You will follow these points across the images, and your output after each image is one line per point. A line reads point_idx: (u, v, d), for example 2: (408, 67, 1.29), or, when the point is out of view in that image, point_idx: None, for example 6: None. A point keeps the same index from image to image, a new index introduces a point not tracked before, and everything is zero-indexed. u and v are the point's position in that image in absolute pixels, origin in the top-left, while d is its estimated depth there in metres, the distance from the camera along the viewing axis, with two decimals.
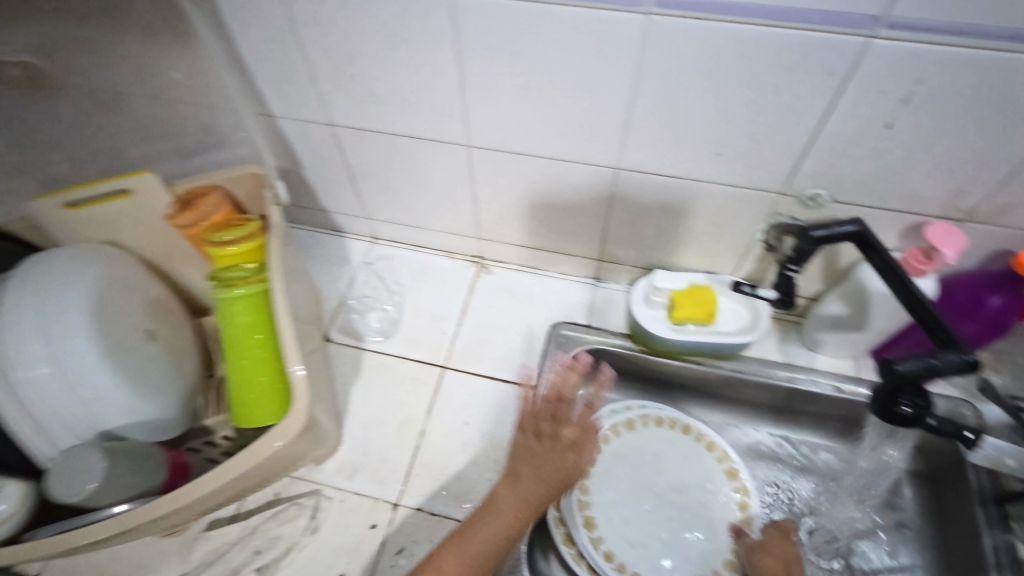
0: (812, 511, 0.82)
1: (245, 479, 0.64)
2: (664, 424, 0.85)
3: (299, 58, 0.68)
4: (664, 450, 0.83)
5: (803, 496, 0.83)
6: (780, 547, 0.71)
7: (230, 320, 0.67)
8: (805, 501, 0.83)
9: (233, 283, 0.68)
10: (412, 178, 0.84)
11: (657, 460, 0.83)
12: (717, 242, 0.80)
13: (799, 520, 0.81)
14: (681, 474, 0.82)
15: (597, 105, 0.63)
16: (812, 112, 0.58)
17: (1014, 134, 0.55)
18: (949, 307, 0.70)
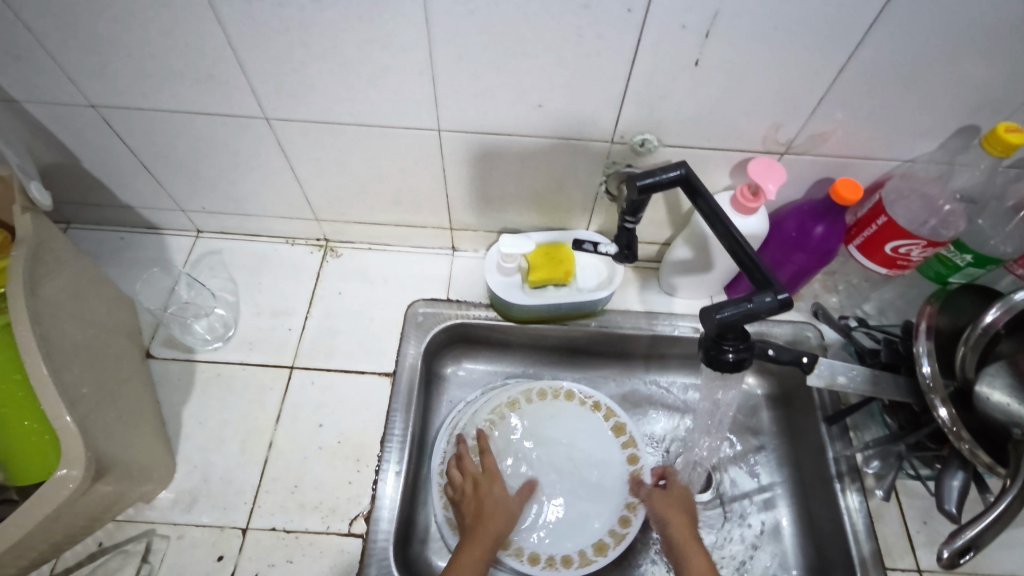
0: (682, 450, 0.83)
1: (40, 540, 0.56)
2: (547, 395, 0.82)
3: (19, 28, 0.55)
4: (552, 420, 0.81)
5: (674, 436, 0.85)
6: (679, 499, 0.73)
7: None
8: (676, 441, 0.84)
9: None
10: (218, 161, 0.73)
11: (542, 432, 0.80)
12: (563, 198, 0.75)
13: (671, 460, 0.83)
14: (569, 441, 0.80)
15: (394, 60, 0.56)
16: (621, 53, 0.54)
17: (814, 61, 0.53)
18: (782, 239, 0.71)
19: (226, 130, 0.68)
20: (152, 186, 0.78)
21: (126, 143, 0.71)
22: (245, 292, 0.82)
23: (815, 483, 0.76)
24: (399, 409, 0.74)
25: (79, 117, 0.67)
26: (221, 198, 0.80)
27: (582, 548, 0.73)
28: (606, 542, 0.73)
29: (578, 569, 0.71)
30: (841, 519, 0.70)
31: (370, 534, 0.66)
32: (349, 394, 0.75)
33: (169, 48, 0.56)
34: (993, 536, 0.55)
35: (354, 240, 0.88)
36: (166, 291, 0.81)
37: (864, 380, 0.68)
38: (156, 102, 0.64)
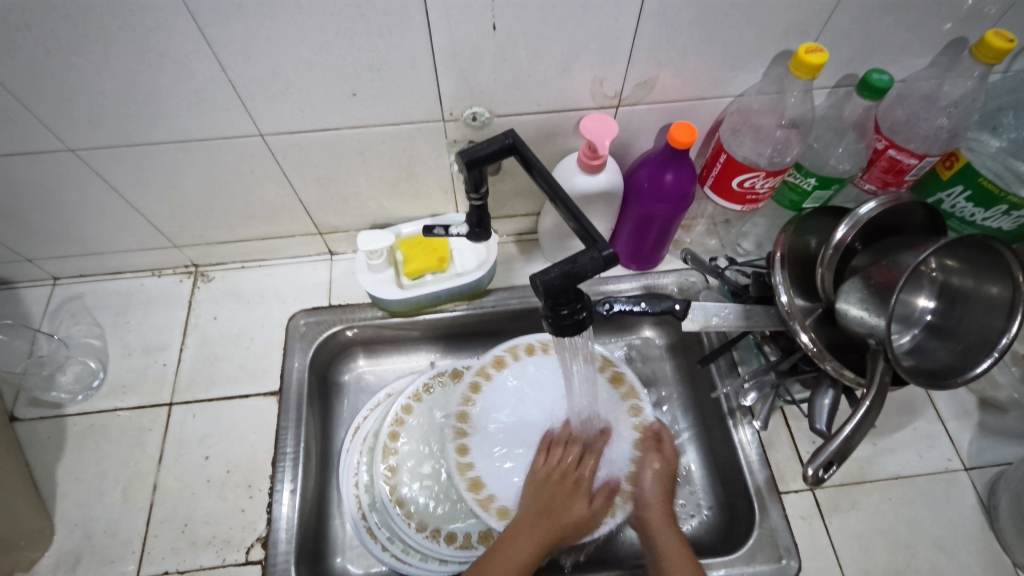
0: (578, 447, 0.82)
1: None
2: (463, 375, 0.83)
3: None
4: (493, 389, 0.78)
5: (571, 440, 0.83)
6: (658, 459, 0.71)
7: None
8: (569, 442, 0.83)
9: None
10: (44, 203, 0.69)
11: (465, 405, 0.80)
12: (420, 185, 0.74)
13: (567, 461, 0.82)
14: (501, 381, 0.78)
15: (181, 68, 0.53)
16: (413, 29, 0.52)
17: (611, 9, 0.53)
18: (637, 192, 0.71)
19: (38, 170, 0.63)
20: None
21: None
22: (111, 333, 0.78)
23: (715, 425, 0.77)
24: (290, 425, 0.72)
25: None
26: (63, 241, 0.75)
27: (591, 518, 0.70)
28: (607, 507, 0.71)
29: (587, 540, 0.68)
30: (736, 453, 0.72)
31: (269, 557, 0.64)
32: (234, 421, 0.73)
33: None
34: (851, 444, 0.56)
35: (223, 261, 0.84)
36: (22, 350, 0.76)
37: (737, 316, 0.70)
38: None
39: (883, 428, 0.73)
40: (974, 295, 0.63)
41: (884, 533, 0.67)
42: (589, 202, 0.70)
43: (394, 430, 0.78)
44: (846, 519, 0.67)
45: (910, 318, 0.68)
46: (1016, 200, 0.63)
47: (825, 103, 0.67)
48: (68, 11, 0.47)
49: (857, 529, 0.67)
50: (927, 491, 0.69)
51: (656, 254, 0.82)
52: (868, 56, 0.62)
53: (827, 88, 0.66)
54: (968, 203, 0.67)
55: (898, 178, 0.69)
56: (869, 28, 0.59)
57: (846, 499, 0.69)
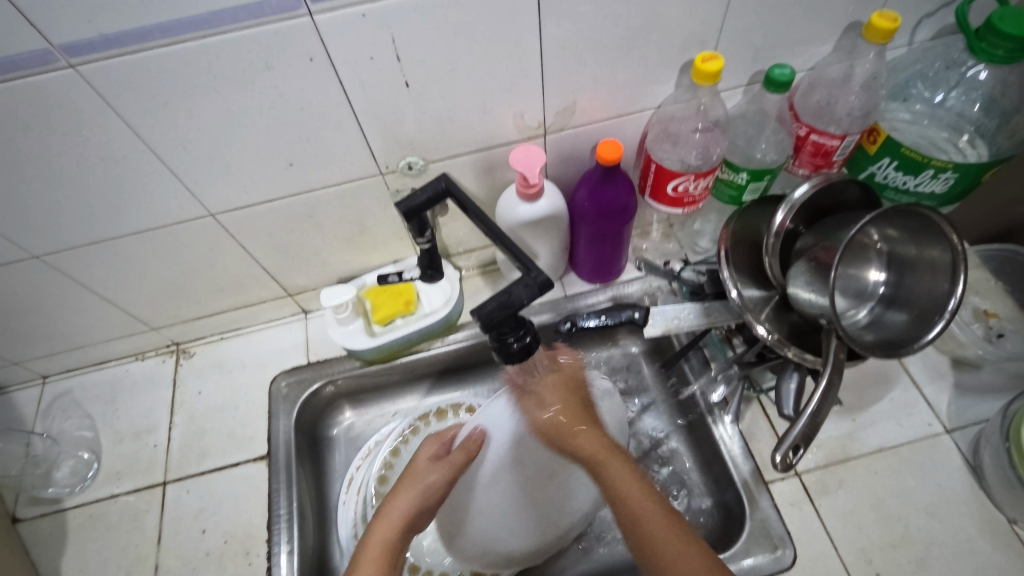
0: None
1: None
2: (447, 414, 0.84)
3: None
4: None
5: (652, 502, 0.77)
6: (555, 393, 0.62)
7: None
8: None
9: None
10: (22, 308, 0.72)
11: None
12: (376, 235, 0.77)
13: None
14: None
15: (123, 166, 0.56)
16: (333, 98, 0.55)
17: (513, 49, 0.56)
18: (582, 212, 0.74)
19: (9, 278, 0.66)
20: None
21: None
22: (102, 423, 0.81)
23: (698, 424, 0.78)
24: (281, 485, 0.73)
25: None
26: (45, 340, 0.78)
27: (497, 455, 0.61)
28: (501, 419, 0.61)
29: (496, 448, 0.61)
30: (719, 449, 0.72)
31: None
32: (226, 491, 0.74)
33: None
34: (817, 425, 0.57)
35: (202, 336, 0.87)
36: (18, 453, 0.78)
37: (697, 316, 0.71)
38: None
39: (860, 402, 0.73)
40: (919, 261, 0.65)
41: (875, 508, 0.67)
42: (535, 227, 0.72)
43: (383, 473, 0.79)
44: (835, 500, 0.68)
45: (864, 293, 0.69)
46: (940, 163, 0.64)
47: (743, 101, 0.70)
48: (7, 132, 0.50)
49: (848, 508, 0.67)
50: (911, 459, 0.69)
51: (616, 265, 0.84)
52: (771, 52, 0.65)
53: (741, 87, 0.69)
54: (897, 172, 0.69)
55: (827, 159, 0.71)
56: (766, 27, 0.62)
57: (833, 480, 0.69)
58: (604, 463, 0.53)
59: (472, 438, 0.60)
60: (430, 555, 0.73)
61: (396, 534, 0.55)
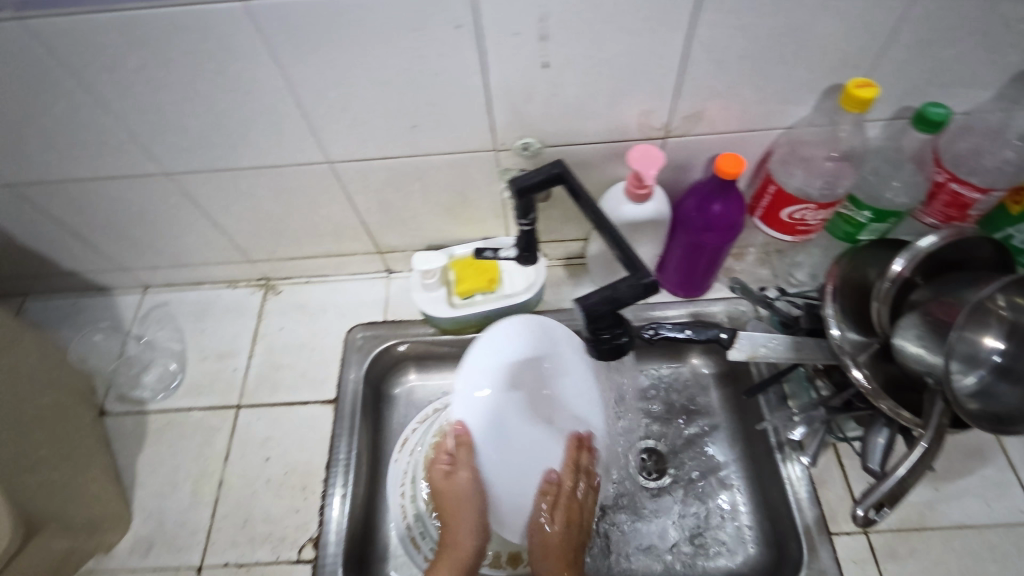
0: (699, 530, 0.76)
1: None
2: None
3: None
4: None
5: (696, 528, 0.76)
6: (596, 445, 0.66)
7: None
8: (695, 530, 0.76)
9: None
10: (142, 220, 0.77)
11: None
12: (474, 209, 0.78)
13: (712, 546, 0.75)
14: None
15: (264, 102, 0.59)
16: (472, 68, 0.56)
17: (659, 46, 0.55)
18: (686, 221, 0.72)
19: (139, 190, 0.71)
20: (89, 251, 0.82)
21: (51, 215, 0.75)
22: (190, 339, 0.86)
23: (763, 459, 0.76)
24: (343, 434, 0.76)
25: (5, 196, 0.71)
26: (154, 253, 0.84)
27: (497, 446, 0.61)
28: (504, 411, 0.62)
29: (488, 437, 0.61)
30: (783, 489, 0.70)
31: (319, 558, 0.68)
32: (293, 427, 0.78)
33: (56, 119, 0.60)
34: (905, 486, 0.55)
35: (291, 275, 0.91)
36: (114, 351, 0.85)
37: (786, 348, 0.68)
38: (64, 169, 0.67)
39: (946, 473, 0.69)
40: None
41: None
42: (635, 228, 0.71)
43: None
44: (903, 568, 0.64)
45: (975, 359, 0.60)
46: None
47: (881, 136, 0.66)
48: (172, 53, 0.53)
49: None
50: (995, 543, 0.65)
51: (704, 281, 0.82)
52: (927, 89, 0.61)
53: (884, 120, 0.65)
54: None
55: (962, 213, 0.66)
56: (927, 61, 0.58)
57: (903, 546, 0.65)
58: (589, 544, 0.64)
59: (455, 434, 0.60)
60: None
61: (476, 536, 0.62)
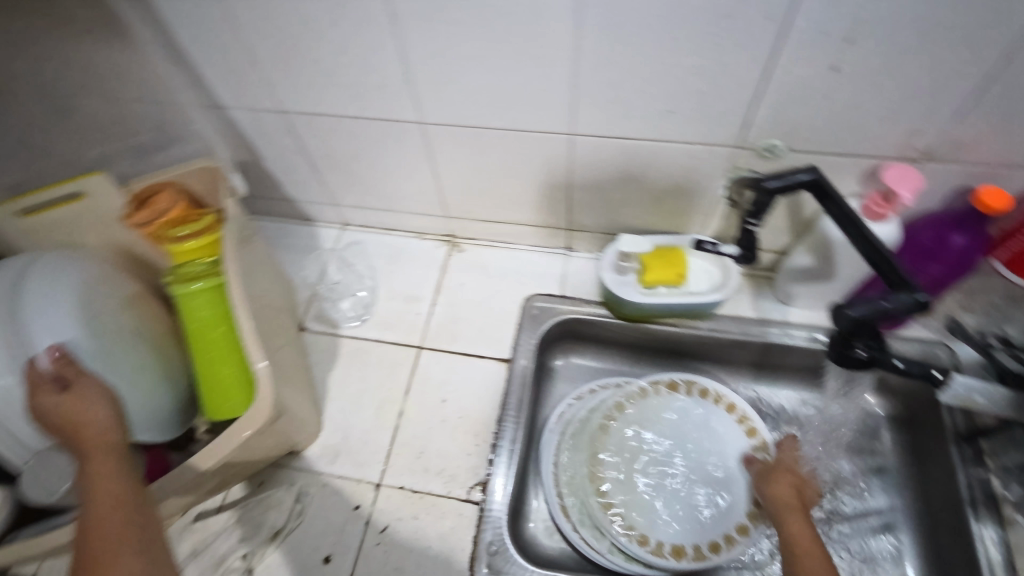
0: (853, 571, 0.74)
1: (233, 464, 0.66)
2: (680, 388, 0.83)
3: (249, 59, 0.69)
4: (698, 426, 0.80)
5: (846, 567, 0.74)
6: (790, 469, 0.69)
7: (191, 314, 0.66)
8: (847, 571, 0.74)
9: (190, 278, 0.67)
10: (372, 162, 0.84)
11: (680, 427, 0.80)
12: (683, 201, 0.78)
13: None
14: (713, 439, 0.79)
15: (542, 68, 0.62)
16: (758, 61, 0.57)
17: (965, 65, 0.53)
18: (913, 250, 0.69)
19: (385, 133, 0.78)
20: (313, 182, 0.91)
21: (301, 145, 0.83)
22: (380, 278, 0.93)
23: (942, 512, 0.72)
24: (515, 384, 0.80)
25: (270, 122, 0.79)
26: (367, 194, 0.91)
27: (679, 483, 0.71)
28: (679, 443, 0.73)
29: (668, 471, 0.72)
30: (971, 547, 0.67)
31: (485, 503, 0.71)
32: (469, 376, 0.82)
33: (352, 63, 0.67)
34: None
35: (476, 237, 0.96)
36: (315, 275, 0.93)
37: (1006, 402, 0.65)
38: (332, 108, 0.74)
39: None
40: None
41: None
42: None
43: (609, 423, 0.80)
44: None
45: None
46: None
47: None
48: (486, 15, 0.57)
49: None
50: None
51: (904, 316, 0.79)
52: None
53: None
54: None
55: None
56: None
57: None
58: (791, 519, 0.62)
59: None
60: (638, 512, 0.74)
61: None
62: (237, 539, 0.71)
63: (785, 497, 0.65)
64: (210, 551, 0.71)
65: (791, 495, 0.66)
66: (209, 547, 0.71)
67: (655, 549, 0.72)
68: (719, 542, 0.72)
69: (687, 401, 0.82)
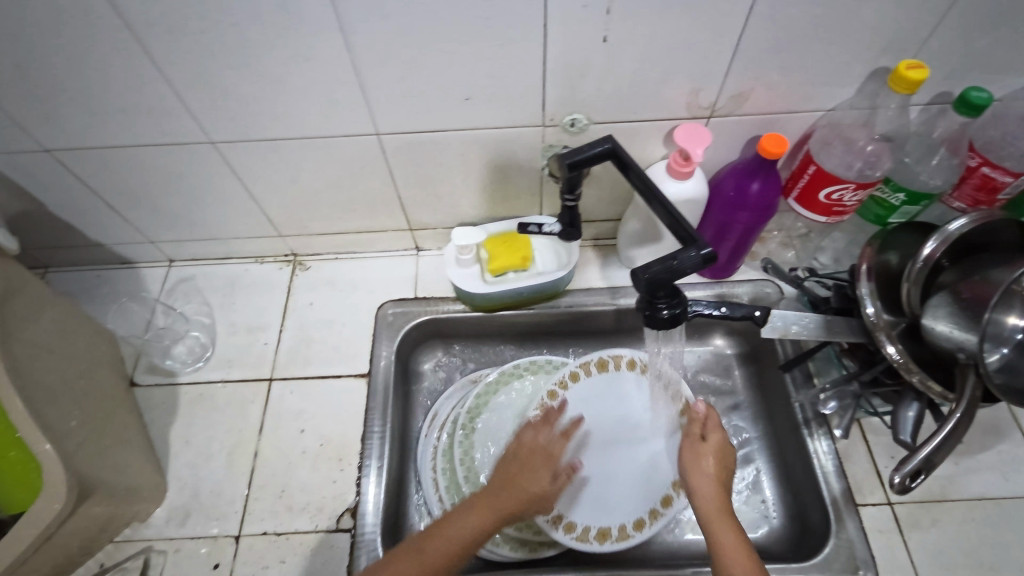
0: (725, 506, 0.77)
1: (52, 552, 0.60)
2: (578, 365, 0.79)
3: None
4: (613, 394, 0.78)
5: None
6: (703, 440, 0.65)
7: None
8: None
9: None
10: (177, 191, 0.77)
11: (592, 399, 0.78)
12: (512, 185, 0.78)
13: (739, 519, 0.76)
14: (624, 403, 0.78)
15: (319, 70, 0.59)
16: (532, 41, 0.56)
17: (718, 25, 0.56)
18: (722, 201, 0.73)
19: (176, 158, 0.70)
20: (117, 220, 0.81)
21: (86, 184, 0.74)
22: (218, 313, 0.85)
23: (788, 434, 0.78)
24: (378, 390, 0.78)
25: (38, 163, 0.70)
26: (185, 225, 0.83)
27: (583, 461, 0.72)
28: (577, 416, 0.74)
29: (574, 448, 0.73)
30: (811, 463, 0.72)
31: (358, 527, 0.69)
32: (326, 399, 0.78)
33: (107, 87, 0.60)
34: (935, 459, 0.57)
35: (320, 252, 0.90)
36: (143, 322, 0.84)
37: (817, 326, 0.70)
38: (106, 138, 0.67)
39: (966, 447, 0.72)
40: None
41: (967, 553, 0.66)
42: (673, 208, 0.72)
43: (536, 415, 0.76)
44: (925, 536, 0.67)
45: (1000, 337, 0.66)
46: None
47: (917, 120, 0.68)
48: (236, 19, 0.53)
49: (938, 547, 0.67)
50: (1012, 513, 0.68)
51: (732, 263, 0.83)
52: (967, 73, 0.63)
53: (921, 104, 0.67)
54: None
55: (989, 196, 0.69)
56: (971, 45, 0.60)
57: (926, 516, 0.68)
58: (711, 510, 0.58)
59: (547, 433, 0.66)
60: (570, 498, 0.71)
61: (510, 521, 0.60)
62: None
63: (705, 490, 0.60)
64: None
65: (711, 477, 0.61)
66: None
67: (580, 535, 0.69)
68: (644, 519, 0.71)
69: (613, 376, 0.79)
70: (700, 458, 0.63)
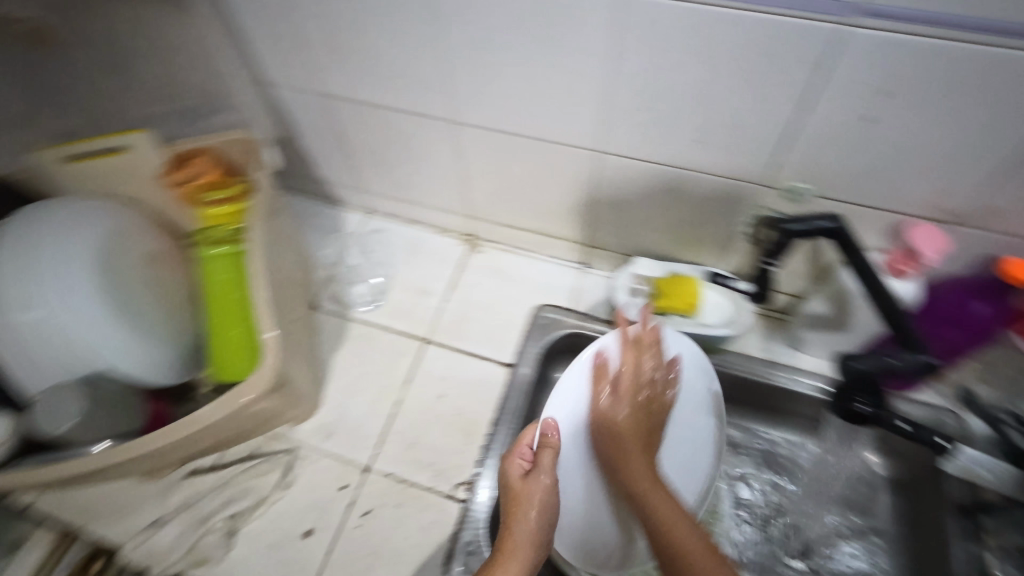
0: None
1: (227, 430, 0.67)
2: None
3: (301, 47, 0.72)
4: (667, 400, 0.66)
5: None
6: (648, 351, 0.66)
7: (211, 277, 0.72)
8: None
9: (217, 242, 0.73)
10: (403, 155, 0.85)
11: None
12: (705, 233, 0.79)
13: None
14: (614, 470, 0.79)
15: (578, 85, 0.63)
16: (793, 104, 0.57)
17: (1004, 134, 0.53)
18: (933, 313, 0.68)
19: (418, 128, 0.78)
20: (345, 167, 0.92)
21: (337, 129, 0.85)
22: (398, 268, 0.95)
23: None
24: (513, 390, 0.79)
25: (311, 103, 0.81)
26: (395, 185, 0.93)
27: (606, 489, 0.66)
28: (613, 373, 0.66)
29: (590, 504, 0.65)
30: None
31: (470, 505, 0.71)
32: (469, 377, 0.83)
33: (397, 59, 0.68)
34: None
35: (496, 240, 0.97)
36: (334, 258, 0.95)
37: None
38: (373, 98, 0.76)
39: None
40: None
41: None
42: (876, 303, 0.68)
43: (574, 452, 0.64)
44: None
45: None
46: None
47: None
48: (530, 25, 0.59)
49: None
50: None
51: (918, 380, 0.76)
52: None
53: None
54: None
55: None
56: None
57: None
58: (674, 520, 0.56)
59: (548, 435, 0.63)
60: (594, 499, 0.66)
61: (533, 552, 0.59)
62: (223, 500, 0.73)
63: (654, 491, 0.58)
64: (199, 508, 0.72)
65: (614, 423, 0.62)
66: (199, 503, 0.73)
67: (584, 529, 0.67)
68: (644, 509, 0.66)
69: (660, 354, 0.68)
70: (625, 402, 0.63)
